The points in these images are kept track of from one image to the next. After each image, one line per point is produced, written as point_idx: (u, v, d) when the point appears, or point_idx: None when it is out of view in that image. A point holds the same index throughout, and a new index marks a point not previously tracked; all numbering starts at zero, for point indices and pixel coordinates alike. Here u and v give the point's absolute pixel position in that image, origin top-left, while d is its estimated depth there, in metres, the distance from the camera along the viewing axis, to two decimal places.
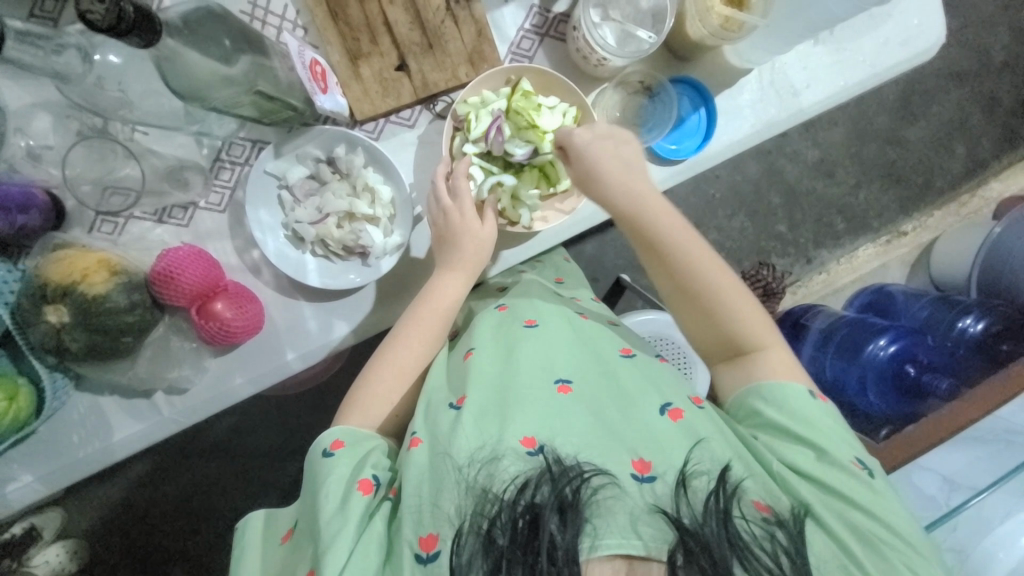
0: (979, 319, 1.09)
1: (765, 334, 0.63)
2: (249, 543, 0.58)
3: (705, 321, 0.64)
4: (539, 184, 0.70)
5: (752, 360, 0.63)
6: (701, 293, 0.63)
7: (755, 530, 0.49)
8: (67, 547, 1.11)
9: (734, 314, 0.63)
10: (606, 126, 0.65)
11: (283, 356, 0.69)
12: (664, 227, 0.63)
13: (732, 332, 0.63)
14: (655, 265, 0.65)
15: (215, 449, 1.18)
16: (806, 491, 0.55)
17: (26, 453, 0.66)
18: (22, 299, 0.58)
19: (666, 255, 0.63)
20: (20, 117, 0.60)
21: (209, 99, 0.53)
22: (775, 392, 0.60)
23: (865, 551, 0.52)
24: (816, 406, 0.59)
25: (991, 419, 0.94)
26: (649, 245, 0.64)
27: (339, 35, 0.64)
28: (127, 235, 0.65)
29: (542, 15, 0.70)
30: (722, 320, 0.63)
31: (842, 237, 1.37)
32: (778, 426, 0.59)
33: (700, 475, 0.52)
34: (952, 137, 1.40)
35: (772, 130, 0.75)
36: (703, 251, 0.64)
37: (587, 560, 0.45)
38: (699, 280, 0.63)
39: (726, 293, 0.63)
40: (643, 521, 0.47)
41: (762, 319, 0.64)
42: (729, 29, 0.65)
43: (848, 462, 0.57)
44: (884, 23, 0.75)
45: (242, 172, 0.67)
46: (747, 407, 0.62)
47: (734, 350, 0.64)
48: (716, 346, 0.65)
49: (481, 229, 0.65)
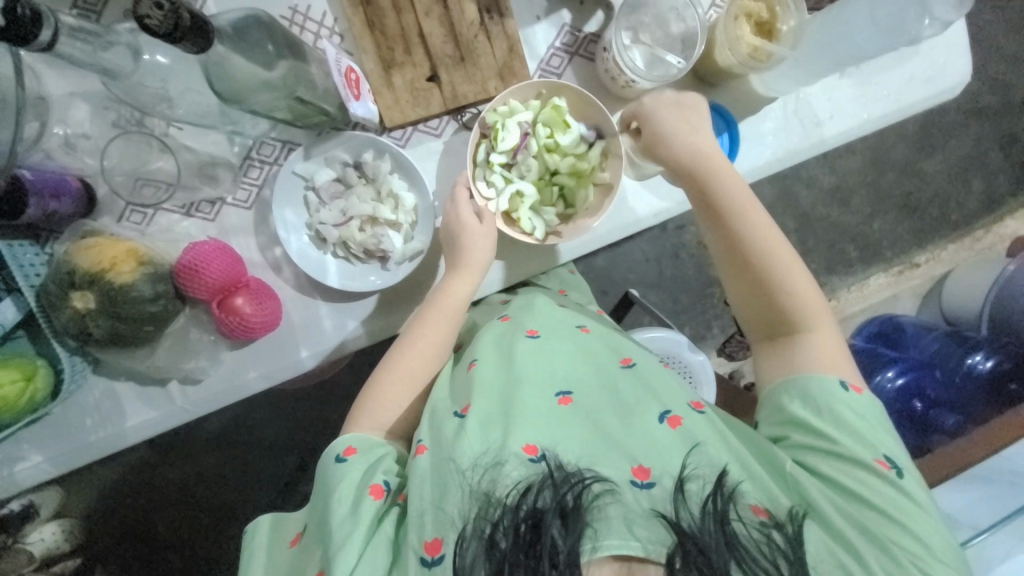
0: (988, 357, 1.09)
1: (816, 318, 0.63)
2: (256, 546, 0.58)
3: (755, 289, 0.64)
4: (555, 205, 0.71)
5: (794, 338, 0.62)
6: (752, 256, 0.64)
7: (752, 534, 0.49)
8: (63, 526, 1.14)
9: (788, 290, 0.63)
10: (677, 95, 0.68)
11: (296, 354, 0.70)
12: (719, 183, 0.65)
13: (783, 307, 0.63)
14: (712, 226, 0.67)
15: (217, 439, 1.19)
16: (815, 491, 0.54)
17: (38, 433, 0.68)
18: (49, 284, 0.59)
19: (722, 218, 0.65)
20: (59, 107, 0.61)
21: (248, 102, 0.54)
22: (801, 386, 0.60)
23: (872, 549, 0.52)
24: (845, 399, 0.58)
25: (996, 458, 0.93)
26: (708, 206, 0.66)
27: (374, 43, 0.65)
28: (154, 227, 0.66)
29: (573, 35, 0.71)
30: (777, 300, 0.63)
31: (854, 265, 1.37)
32: (801, 423, 0.58)
33: (695, 479, 0.52)
34: (969, 172, 1.40)
35: (794, 158, 0.76)
36: (759, 214, 0.65)
37: (588, 561, 0.45)
38: (753, 245, 0.64)
39: (784, 269, 0.63)
40: (641, 523, 0.48)
41: (817, 304, 0.63)
42: (757, 59, 0.66)
43: (869, 459, 0.55)
44: (911, 59, 0.76)
45: (271, 171, 0.68)
46: (774, 402, 0.62)
47: (781, 326, 0.63)
48: (762, 318, 0.65)
49: (479, 228, 0.66)
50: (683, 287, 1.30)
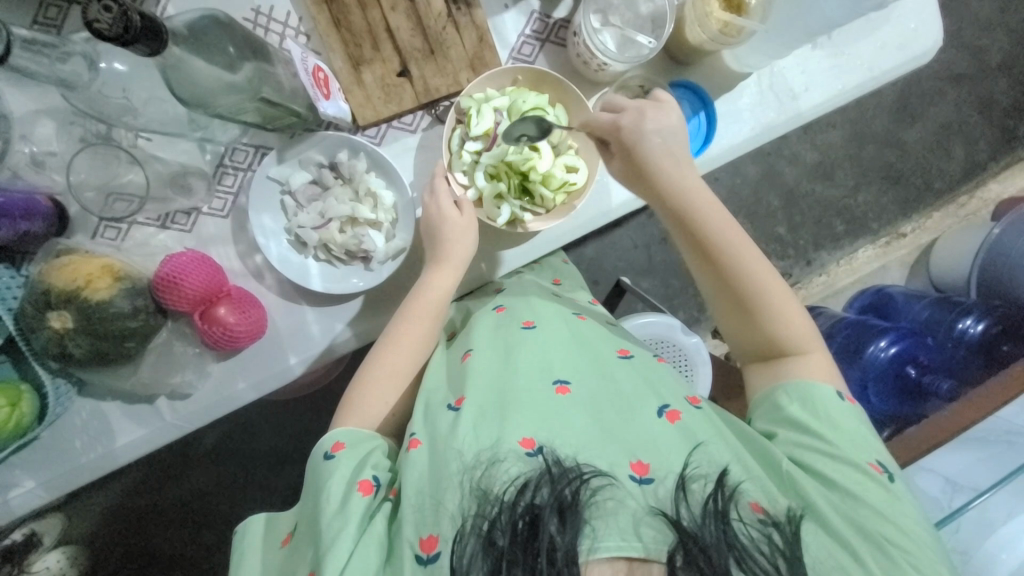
0: (978, 321, 1.09)
1: (810, 338, 0.62)
2: (249, 547, 0.58)
3: (744, 317, 0.64)
4: (521, 198, 0.69)
5: (785, 360, 0.62)
6: (738, 283, 0.63)
7: (751, 533, 0.48)
8: (66, 553, 1.13)
9: (778, 316, 0.62)
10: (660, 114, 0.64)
11: (285, 361, 0.69)
12: (704, 208, 0.63)
13: (772, 330, 0.63)
14: (699, 261, 0.65)
15: (216, 455, 1.18)
16: (809, 489, 0.54)
17: (28, 458, 0.66)
18: (25, 306, 0.58)
19: (709, 246, 0.63)
20: (24, 125, 0.60)
21: (213, 106, 0.53)
22: (800, 390, 0.60)
23: (870, 550, 0.52)
24: (843, 406, 0.59)
25: (991, 420, 0.93)
26: (699, 244, 0.64)
27: (341, 41, 0.64)
28: (130, 241, 0.65)
29: (543, 21, 0.70)
30: (763, 324, 0.63)
31: (841, 239, 1.38)
32: (794, 423, 0.59)
33: (697, 478, 0.52)
34: (950, 139, 1.41)
35: (772, 133, 0.76)
36: (742, 237, 0.63)
37: (586, 561, 0.45)
38: (740, 273, 0.63)
39: (771, 294, 0.63)
40: (644, 523, 0.47)
41: (805, 324, 0.63)
42: (728, 34, 0.66)
43: (864, 461, 0.56)
44: (882, 26, 0.76)
45: (246, 177, 0.67)
46: (769, 403, 0.61)
47: (772, 350, 0.63)
48: (752, 342, 0.65)
49: (461, 219, 0.65)
50: (673, 271, 1.30)
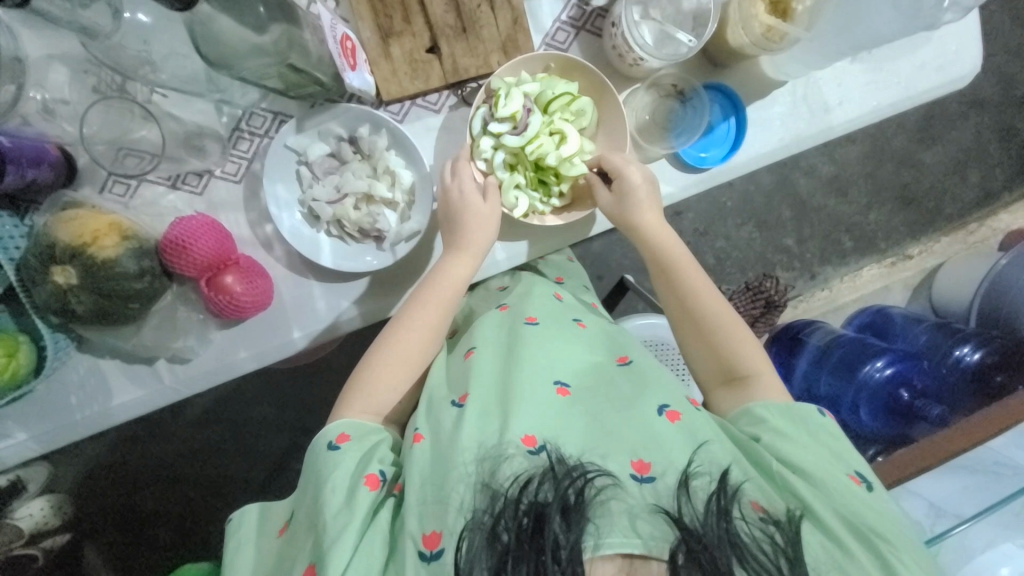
0: (975, 349, 1.08)
1: (763, 363, 0.64)
2: (242, 540, 0.58)
3: (701, 344, 0.66)
4: (538, 190, 0.68)
5: (745, 385, 0.63)
6: (694, 311, 0.66)
7: (754, 532, 0.49)
8: (50, 501, 1.09)
9: (730, 341, 0.65)
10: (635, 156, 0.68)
11: (288, 334, 0.68)
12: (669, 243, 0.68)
13: (725, 355, 0.64)
14: (668, 292, 0.68)
15: (206, 418, 1.18)
16: (806, 490, 0.54)
17: (22, 410, 0.66)
18: (29, 257, 0.57)
19: (673, 277, 0.67)
20: (37, 70, 0.58)
21: (238, 68, 0.52)
22: (781, 407, 0.60)
23: (862, 547, 0.52)
24: (822, 421, 0.59)
25: (981, 449, 0.93)
26: (669, 279, 0.68)
27: (371, 10, 0.62)
28: (138, 199, 0.64)
29: (580, 8, 0.68)
30: (718, 349, 0.65)
31: (848, 255, 1.37)
32: (779, 431, 0.58)
33: (701, 476, 0.52)
34: (967, 164, 1.39)
35: (801, 145, 0.74)
36: (699, 271, 0.68)
37: (591, 559, 0.45)
38: (695, 301, 0.66)
39: (722, 320, 0.65)
40: (641, 520, 0.47)
41: (757, 350, 0.65)
42: (771, 39, 0.64)
43: (844, 469, 0.57)
44: (923, 45, 0.74)
45: (261, 144, 0.65)
46: (748, 414, 0.61)
47: (731, 376, 0.64)
48: (712, 370, 0.65)
49: (484, 206, 0.64)
50: None
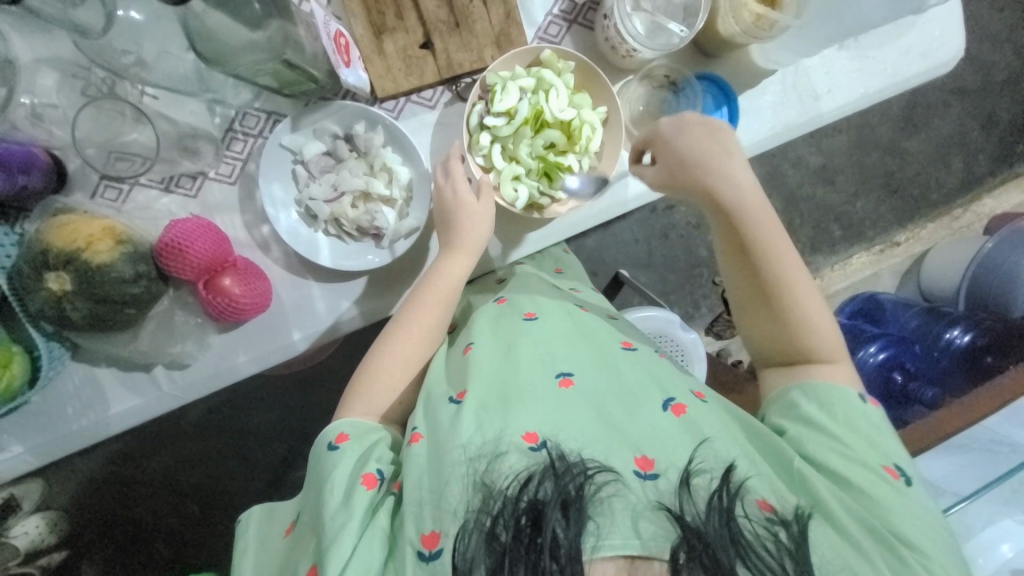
0: (965, 331, 1.11)
1: (831, 341, 0.64)
2: (246, 543, 0.57)
3: (772, 316, 0.65)
4: (539, 181, 0.67)
5: (807, 364, 0.64)
6: (772, 283, 0.64)
7: (758, 530, 0.49)
8: (46, 518, 1.10)
9: (804, 317, 0.64)
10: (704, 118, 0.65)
11: (288, 336, 0.67)
12: (749, 205, 0.64)
13: (798, 329, 0.64)
14: (738, 266, 0.67)
15: (203, 428, 1.16)
16: (820, 486, 0.55)
17: (15, 423, 0.64)
18: (22, 265, 0.56)
19: (749, 243, 0.64)
20: (26, 73, 0.58)
21: (231, 63, 0.51)
22: (821, 393, 0.61)
23: (879, 547, 0.53)
24: (864, 411, 0.60)
25: (975, 428, 0.95)
26: (742, 244, 0.65)
27: (363, 7, 0.62)
28: (131, 204, 0.63)
29: (571, 2, 0.69)
30: (789, 324, 0.64)
31: (837, 244, 1.39)
32: (812, 424, 0.60)
33: (702, 473, 0.52)
34: (950, 151, 1.42)
35: (791, 133, 0.75)
36: (780, 237, 0.64)
37: (590, 560, 0.44)
38: (773, 274, 0.64)
39: (798, 293, 0.64)
40: (644, 519, 0.47)
41: (829, 327, 0.64)
42: (760, 28, 0.65)
43: (877, 464, 0.57)
44: (908, 31, 0.75)
45: (256, 144, 0.65)
46: (785, 399, 0.63)
47: (794, 354, 0.65)
48: (773, 342, 0.66)
49: (478, 206, 0.63)
50: (673, 267, 1.30)
